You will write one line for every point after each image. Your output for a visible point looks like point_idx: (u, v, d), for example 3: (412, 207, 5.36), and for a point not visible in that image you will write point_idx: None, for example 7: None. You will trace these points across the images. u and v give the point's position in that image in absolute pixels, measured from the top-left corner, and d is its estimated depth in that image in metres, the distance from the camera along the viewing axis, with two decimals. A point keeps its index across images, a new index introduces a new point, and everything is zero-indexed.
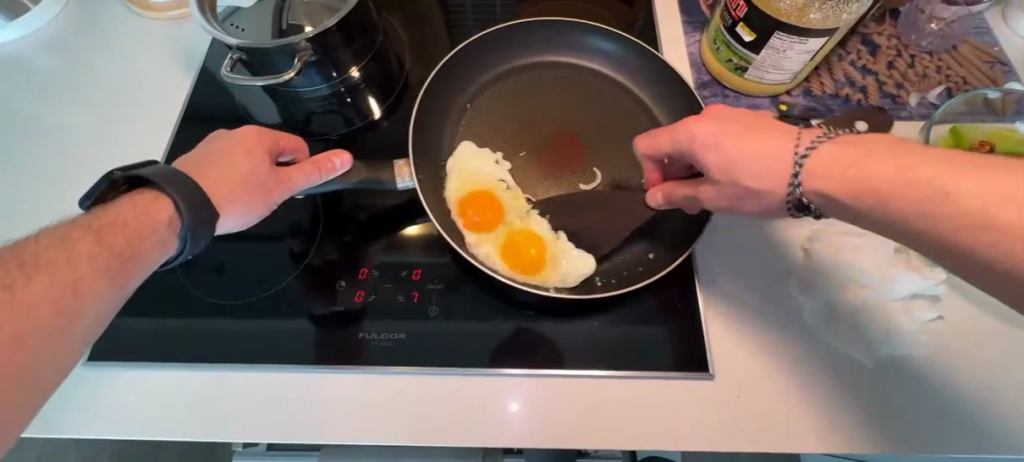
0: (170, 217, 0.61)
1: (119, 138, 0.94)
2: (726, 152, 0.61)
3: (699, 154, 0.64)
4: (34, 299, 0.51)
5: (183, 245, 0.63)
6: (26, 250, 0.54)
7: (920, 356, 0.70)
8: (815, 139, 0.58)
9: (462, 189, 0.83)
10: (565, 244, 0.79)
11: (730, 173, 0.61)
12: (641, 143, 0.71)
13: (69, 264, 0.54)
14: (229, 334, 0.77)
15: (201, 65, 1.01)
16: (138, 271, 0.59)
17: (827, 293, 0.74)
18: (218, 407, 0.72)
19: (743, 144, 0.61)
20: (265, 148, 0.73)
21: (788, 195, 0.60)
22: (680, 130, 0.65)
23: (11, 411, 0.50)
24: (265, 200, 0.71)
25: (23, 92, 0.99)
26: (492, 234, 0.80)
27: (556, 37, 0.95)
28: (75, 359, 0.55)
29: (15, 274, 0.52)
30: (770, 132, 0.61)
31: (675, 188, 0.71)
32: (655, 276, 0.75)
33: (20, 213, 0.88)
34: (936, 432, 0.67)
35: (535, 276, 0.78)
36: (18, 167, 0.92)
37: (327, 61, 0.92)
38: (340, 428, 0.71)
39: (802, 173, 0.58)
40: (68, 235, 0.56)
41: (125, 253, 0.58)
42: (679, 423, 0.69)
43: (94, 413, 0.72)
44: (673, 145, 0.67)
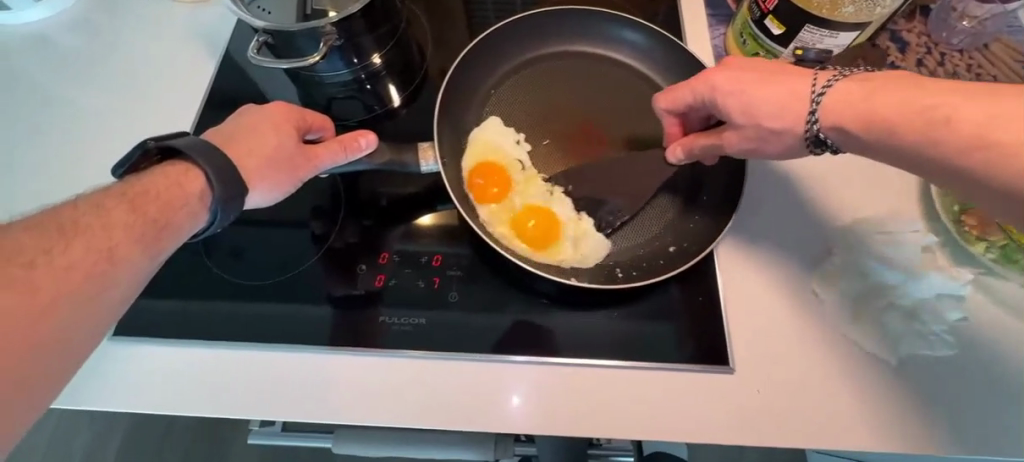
0: (201, 189, 0.62)
1: (143, 119, 0.95)
2: (746, 96, 0.65)
3: (721, 99, 0.67)
4: (71, 263, 0.52)
5: (213, 217, 0.64)
6: (63, 215, 0.55)
7: (944, 356, 0.70)
8: (829, 79, 0.62)
9: (480, 164, 0.84)
10: (585, 224, 0.80)
11: (752, 115, 0.65)
12: (661, 100, 0.74)
13: (105, 232, 0.55)
14: (251, 314, 0.78)
15: (225, 47, 1.01)
16: (171, 241, 0.60)
17: (851, 291, 0.73)
18: (238, 385, 0.73)
19: (759, 84, 0.65)
20: (292, 125, 0.74)
21: (806, 131, 0.63)
22: (699, 79, 0.69)
23: (47, 374, 0.51)
24: (291, 177, 0.72)
25: (50, 71, 1.01)
26: (506, 212, 0.81)
27: (580, 26, 0.95)
28: (108, 328, 0.56)
29: (55, 237, 0.53)
30: (786, 76, 0.65)
31: (694, 139, 0.73)
32: (676, 270, 0.75)
33: (47, 189, 0.89)
34: (957, 432, 0.66)
35: (553, 255, 0.79)
36: (45, 144, 0.93)
37: (350, 46, 0.92)
38: (356, 410, 0.71)
39: (819, 110, 0.61)
40: (104, 203, 0.57)
41: (159, 222, 0.58)
42: (695, 416, 0.69)
43: (119, 386, 0.73)
44: (693, 95, 0.71)
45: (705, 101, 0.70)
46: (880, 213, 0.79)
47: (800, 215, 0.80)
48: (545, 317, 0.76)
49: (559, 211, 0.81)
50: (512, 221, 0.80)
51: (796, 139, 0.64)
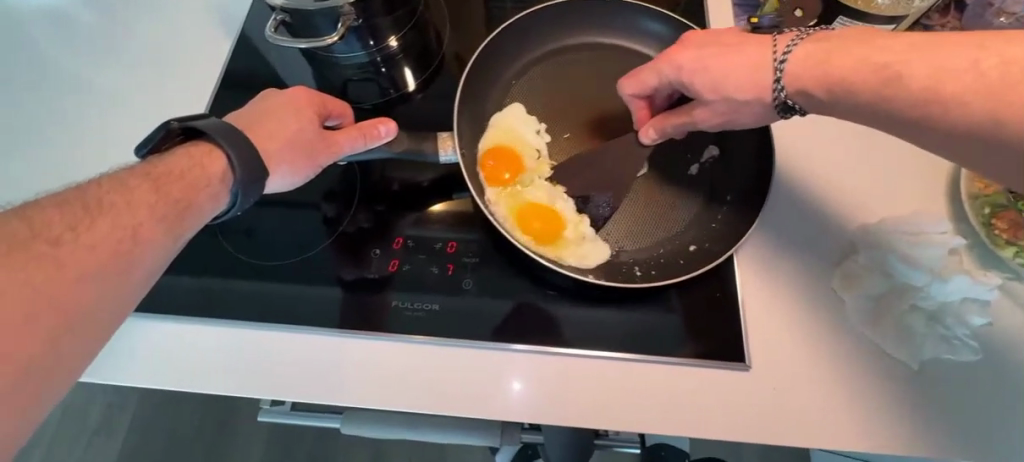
0: (223, 171, 0.62)
1: (160, 97, 0.94)
2: (714, 71, 0.67)
3: (687, 78, 0.70)
4: (96, 241, 0.52)
5: (234, 200, 0.63)
6: (89, 194, 0.55)
7: (964, 361, 0.68)
8: (789, 44, 0.64)
9: (496, 148, 0.83)
10: (586, 230, 0.78)
11: (719, 89, 0.67)
12: (628, 85, 0.76)
13: (130, 211, 0.55)
14: (265, 295, 0.78)
15: (242, 27, 1.00)
16: (193, 222, 0.60)
17: (873, 291, 0.71)
18: (249, 364, 0.73)
19: (719, 58, 0.67)
20: (312, 110, 0.74)
21: (774, 99, 0.65)
22: (663, 61, 0.71)
23: (82, 352, 0.51)
24: (310, 163, 0.71)
25: (68, 47, 1.00)
26: (512, 198, 0.80)
27: (603, 17, 0.92)
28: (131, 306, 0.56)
29: (80, 215, 0.53)
30: (749, 47, 0.67)
31: (664, 119, 0.75)
32: (698, 270, 0.74)
33: (66, 166, 0.89)
34: (975, 438, 0.65)
35: (549, 250, 0.77)
36: (64, 121, 0.93)
37: (366, 27, 0.91)
38: (359, 391, 0.72)
39: (783, 77, 0.64)
40: (128, 182, 0.57)
41: (182, 202, 0.58)
42: (711, 410, 0.68)
43: (135, 364, 0.74)
44: (658, 77, 0.73)
45: (671, 81, 0.72)
46: (908, 213, 0.77)
47: (824, 213, 0.78)
48: (557, 306, 0.76)
49: (566, 203, 0.79)
50: (519, 207, 0.79)
51: (766, 107, 0.66)
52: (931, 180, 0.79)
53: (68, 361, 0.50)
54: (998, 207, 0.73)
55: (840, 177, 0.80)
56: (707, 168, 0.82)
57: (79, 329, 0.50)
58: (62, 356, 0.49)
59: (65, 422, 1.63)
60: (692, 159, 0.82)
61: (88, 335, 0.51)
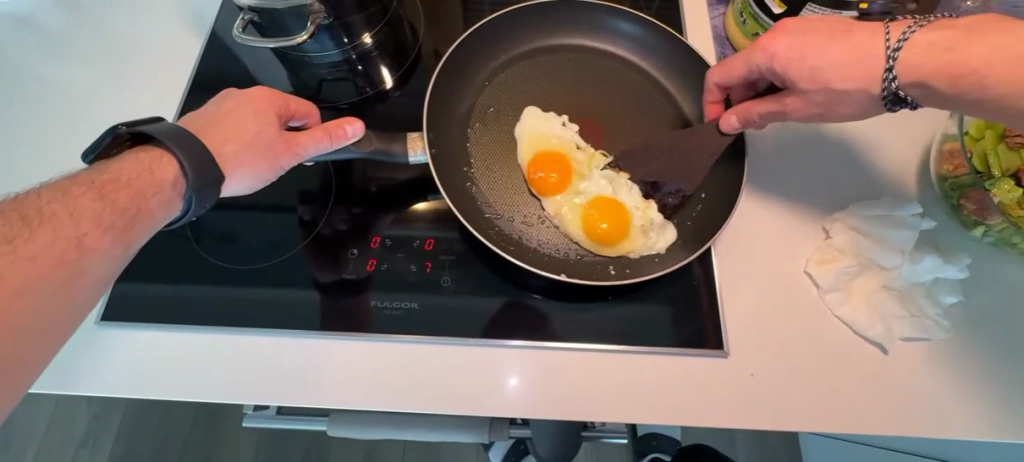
0: (174, 177, 0.61)
1: (125, 101, 0.92)
2: (815, 60, 0.64)
3: (780, 68, 0.67)
4: (37, 253, 0.52)
5: (187, 206, 0.62)
6: (28, 204, 0.54)
7: (934, 341, 0.70)
8: (904, 32, 0.61)
9: (536, 154, 0.82)
10: (653, 214, 0.80)
11: (818, 80, 0.64)
12: (714, 74, 0.74)
13: (72, 220, 0.54)
14: (241, 301, 0.77)
15: (212, 27, 0.99)
16: (144, 229, 0.59)
17: (843, 274, 0.72)
18: (222, 371, 0.72)
19: (819, 46, 0.64)
20: (274, 111, 0.73)
21: (882, 90, 0.63)
22: (755, 50, 0.68)
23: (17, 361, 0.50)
24: (272, 166, 0.70)
25: (30, 49, 0.98)
26: (578, 202, 0.81)
27: (576, 14, 0.92)
28: (80, 317, 0.55)
29: (18, 227, 0.52)
30: (856, 34, 0.64)
31: (750, 106, 0.72)
32: (669, 269, 0.74)
33: (24, 172, 0.87)
34: (941, 416, 0.67)
35: (627, 245, 0.78)
36: (24, 126, 0.91)
37: (339, 26, 0.89)
38: (345, 392, 0.71)
39: (897, 65, 0.61)
40: (70, 191, 0.56)
41: (131, 210, 0.58)
42: (689, 397, 0.69)
43: (100, 373, 0.73)
44: (747, 67, 0.70)
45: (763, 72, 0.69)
46: (881, 196, 0.77)
47: (798, 202, 0.79)
48: (527, 297, 0.76)
49: (626, 192, 0.81)
50: (590, 207, 0.79)
51: (870, 99, 0.64)
52: (902, 164, 0.80)
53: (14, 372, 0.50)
54: (965, 188, 0.73)
55: (812, 167, 0.81)
56: None
57: (21, 340, 0.50)
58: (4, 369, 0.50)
59: (50, 432, 1.60)
60: None
61: (31, 345, 0.51)
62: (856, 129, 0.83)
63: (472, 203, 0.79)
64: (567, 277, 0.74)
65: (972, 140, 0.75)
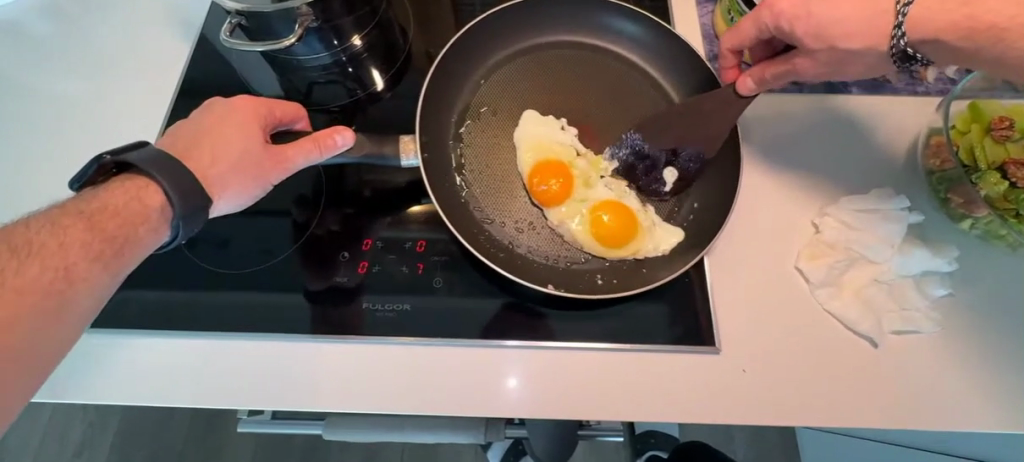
0: (161, 203, 0.60)
1: (114, 108, 0.92)
2: (823, 18, 0.64)
3: (787, 25, 0.67)
4: (25, 286, 0.52)
5: (176, 232, 0.62)
6: (17, 234, 0.54)
7: (924, 334, 0.70)
8: None
9: (537, 161, 0.82)
10: (653, 215, 0.80)
11: (823, 39, 0.65)
12: (728, 39, 0.75)
13: (60, 252, 0.54)
14: (232, 309, 0.76)
15: (201, 31, 0.98)
16: (133, 255, 0.59)
17: (834, 269, 0.72)
18: (215, 377, 0.72)
19: (831, 3, 0.64)
20: (260, 124, 0.72)
21: (892, 48, 0.63)
22: (762, 9, 0.69)
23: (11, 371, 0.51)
24: (259, 182, 0.70)
25: (16, 58, 0.97)
26: (578, 209, 0.80)
27: (568, 13, 0.92)
28: (72, 328, 0.55)
29: (7, 257, 0.53)
30: None
31: (761, 68, 0.72)
32: (656, 283, 0.73)
33: (13, 184, 0.86)
34: (933, 409, 0.67)
35: (629, 250, 0.78)
36: (11, 134, 0.90)
37: (328, 28, 0.89)
38: (338, 398, 0.71)
39: (904, 23, 0.62)
40: (59, 220, 0.56)
41: (119, 239, 0.57)
42: (681, 395, 0.69)
43: (91, 383, 0.72)
44: (755, 28, 0.71)
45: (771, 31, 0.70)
46: (870, 189, 0.78)
47: (789, 199, 0.79)
48: (519, 298, 0.76)
49: (628, 198, 0.81)
50: (590, 214, 0.79)
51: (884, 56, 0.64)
52: (890, 159, 0.81)
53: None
54: (953, 182, 0.73)
55: (803, 162, 0.81)
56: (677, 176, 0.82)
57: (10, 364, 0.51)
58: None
59: (43, 447, 1.58)
60: None
61: (18, 371, 0.52)
62: (844, 126, 0.83)
63: (465, 209, 0.79)
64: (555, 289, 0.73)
65: (958, 134, 0.76)
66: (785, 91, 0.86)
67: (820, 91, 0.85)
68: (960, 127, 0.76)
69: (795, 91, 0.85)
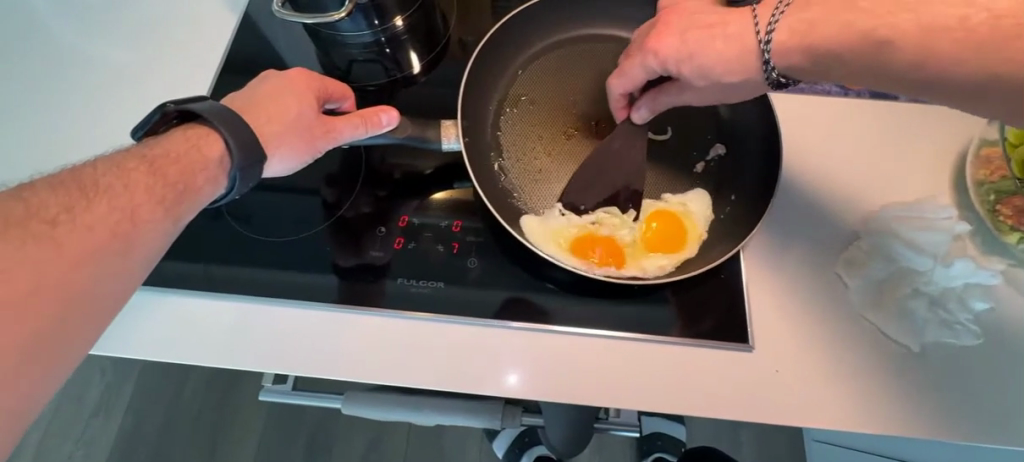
0: (220, 154, 0.63)
1: (161, 74, 0.93)
2: (702, 57, 0.66)
3: (674, 67, 0.68)
4: (93, 223, 0.53)
5: (232, 184, 0.64)
6: (85, 175, 0.55)
7: (966, 346, 0.69)
8: (770, 20, 0.62)
9: (572, 246, 0.76)
10: (677, 200, 0.79)
11: (708, 75, 0.67)
12: (615, 84, 0.74)
13: (126, 193, 0.55)
14: (267, 277, 0.77)
15: (247, 5, 1.00)
16: (192, 204, 0.60)
17: (874, 275, 0.72)
18: (248, 338, 0.74)
19: (700, 41, 0.66)
20: (313, 94, 0.74)
21: (766, 79, 0.65)
22: (648, 53, 0.69)
23: (79, 314, 0.51)
24: (309, 148, 0.71)
25: (69, 23, 1.00)
26: (637, 256, 0.75)
27: (612, 9, 0.92)
28: (138, 278, 0.56)
29: (77, 196, 0.53)
30: (732, 24, 0.65)
31: (655, 97, 0.75)
32: (680, 276, 0.73)
33: (64, 140, 0.89)
34: (974, 420, 0.66)
35: (692, 242, 0.77)
36: (63, 96, 0.93)
37: (372, 7, 0.90)
38: (371, 367, 0.72)
39: (772, 57, 0.63)
40: (124, 164, 0.57)
41: (179, 186, 0.59)
42: (714, 390, 0.69)
43: (132, 338, 0.74)
44: (642, 70, 0.71)
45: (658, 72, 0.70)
46: (915, 196, 0.78)
47: (828, 201, 0.79)
48: (544, 289, 0.76)
49: (647, 203, 0.79)
50: (648, 246, 0.76)
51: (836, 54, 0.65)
52: (936, 169, 0.79)
53: (67, 343, 0.50)
54: (1005, 193, 0.73)
55: (846, 167, 0.80)
56: (712, 167, 0.81)
57: (84, 307, 0.51)
58: (62, 341, 0.50)
59: (63, 400, 1.63)
60: (697, 157, 0.82)
61: (97, 313, 0.53)
62: (888, 132, 0.82)
63: (503, 197, 0.79)
64: (593, 272, 0.73)
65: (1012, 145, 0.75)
66: (831, 93, 0.85)
67: (867, 95, 0.85)
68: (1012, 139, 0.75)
69: (840, 95, 0.85)
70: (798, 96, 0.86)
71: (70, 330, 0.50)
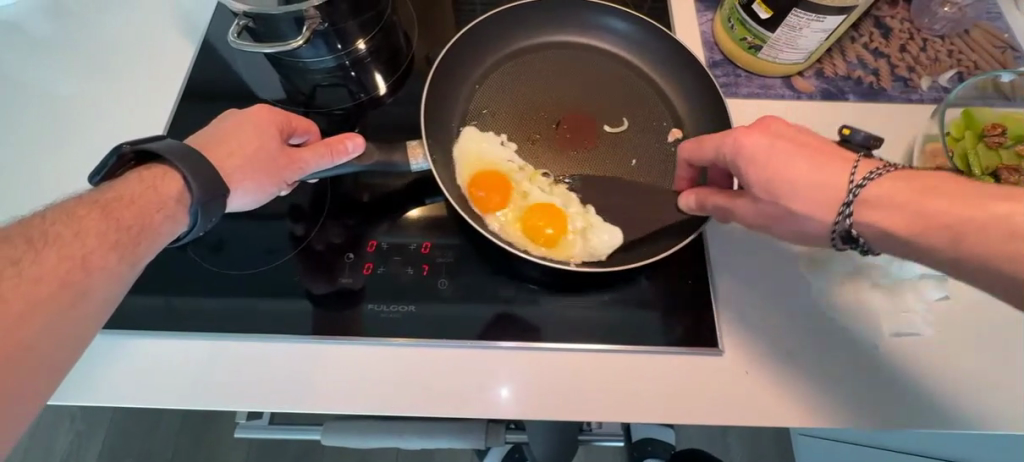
0: (180, 192, 0.62)
1: (116, 108, 0.91)
2: (777, 169, 0.59)
3: (744, 166, 0.61)
4: (42, 275, 0.51)
5: (194, 220, 0.63)
6: (32, 227, 0.54)
7: (923, 334, 0.72)
8: (871, 172, 0.57)
9: (477, 177, 0.81)
10: (593, 217, 0.80)
11: (774, 191, 0.60)
12: (685, 150, 0.69)
13: (78, 241, 0.54)
14: (231, 313, 0.75)
15: (205, 33, 0.99)
16: (149, 245, 0.59)
17: (834, 273, 0.75)
18: (216, 377, 0.71)
19: (788, 159, 0.59)
20: (276, 127, 0.73)
21: (837, 225, 0.58)
22: (728, 138, 0.63)
23: (22, 375, 0.49)
24: (274, 180, 0.71)
25: (18, 58, 0.97)
26: (517, 221, 0.79)
27: (566, 16, 0.94)
28: (90, 333, 0.55)
29: (22, 249, 0.52)
30: (826, 159, 0.59)
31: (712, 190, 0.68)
32: (650, 260, 0.74)
33: (12, 182, 0.85)
34: (938, 409, 0.68)
35: (570, 254, 0.77)
36: (13, 134, 0.90)
37: (333, 32, 0.89)
38: (343, 399, 0.70)
39: (855, 202, 0.57)
40: (75, 212, 0.56)
41: (134, 227, 0.58)
42: (687, 397, 0.69)
43: (92, 385, 0.71)
44: (716, 154, 0.65)
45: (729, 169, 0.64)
46: None
47: None
48: (518, 304, 0.76)
49: (566, 202, 0.80)
50: (531, 221, 0.78)
51: (823, 231, 0.60)
52: None
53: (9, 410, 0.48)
54: None
55: None
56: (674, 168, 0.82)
57: (34, 371, 0.50)
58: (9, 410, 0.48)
59: (29, 451, 1.55)
60: (662, 148, 0.84)
61: (44, 376, 0.51)
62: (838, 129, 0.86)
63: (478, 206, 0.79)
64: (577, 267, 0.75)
65: (952, 138, 0.79)
66: (784, 96, 0.88)
67: (818, 97, 0.88)
68: (953, 133, 0.79)
69: (793, 98, 0.88)
70: (754, 101, 0.88)
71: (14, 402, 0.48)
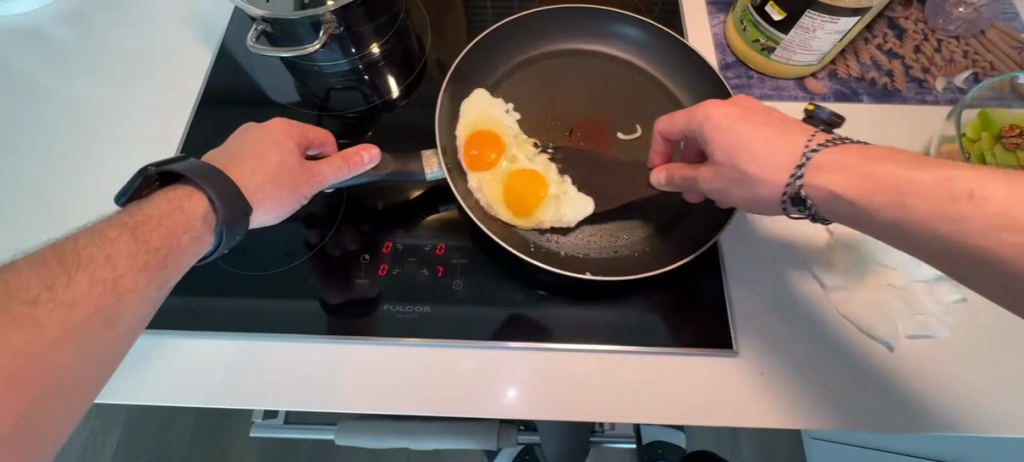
0: (205, 213, 0.63)
1: (138, 115, 0.93)
2: (738, 132, 0.61)
3: (708, 130, 0.63)
4: (75, 298, 0.51)
5: (219, 239, 0.65)
6: (65, 249, 0.54)
7: (941, 337, 0.71)
8: (826, 140, 0.58)
9: (478, 134, 0.84)
10: (568, 186, 0.82)
11: (731, 153, 0.61)
12: (659, 120, 0.71)
13: (108, 264, 0.55)
14: (251, 314, 0.76)
15: (222, 38, 1.00)
16: (176, 266, 0.60)
17: (851, 275, 0.74)
18: (236, 379, 0.72)
19: (752, 126, 0.61)
20: (294, 141, 0.74)
21: (787, 186, 0.59)
22: (697, 105, 0.65)
23: (61, 390, 0.49)
24: (294, 195, 0.72)
25: (42, 65, 0.99)
26: (496, 179, 0.82)
27: (578, 24, 0.95)
28: (123, 346, 0.55)
29: (56, 273, 0.52)
30: (788, 128, 0.60)
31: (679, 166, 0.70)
32: (660, 269, 0.75)
33: (38, 187, 0.87)
34: (959, 413, 0.68)
35: (541, 217, 0.79)
36: (38, 141, 0.92)
37: (348, 37, 0.90)
38: (361, 398, 0.71)
39: (807, 165, 0.57)
40: (105, 234, 0.57)
41: (162, 249, 0.59)
42: (705, 402, 0.69)
43: (116, 387, 0.73)
44: (686, 122, 0.67)
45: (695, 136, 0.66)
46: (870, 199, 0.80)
47: None
48: (533, 306, 0.77)
49: (546, 170, 0.83)
50: (508, 182, 0.81)
51: (773, 194, 0.60)
52: None
53: (49, 425, 0.48)
54: None
55: None
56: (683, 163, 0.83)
57: (70, 387, 0.50)
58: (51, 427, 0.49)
59: None
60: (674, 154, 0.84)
61: (81, 390, 0.51)
62: (852, 130, 0.85)
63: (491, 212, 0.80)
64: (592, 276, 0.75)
65: (969, 139, 0.78)
66: (797, 98, 0.88)
67: (832, 99, 0.88)
68: (970, 134, 0.78)
69: (806, 99, 0.88)
70: (767, 102, 0.88)
71: (55, 417, 0.49)
